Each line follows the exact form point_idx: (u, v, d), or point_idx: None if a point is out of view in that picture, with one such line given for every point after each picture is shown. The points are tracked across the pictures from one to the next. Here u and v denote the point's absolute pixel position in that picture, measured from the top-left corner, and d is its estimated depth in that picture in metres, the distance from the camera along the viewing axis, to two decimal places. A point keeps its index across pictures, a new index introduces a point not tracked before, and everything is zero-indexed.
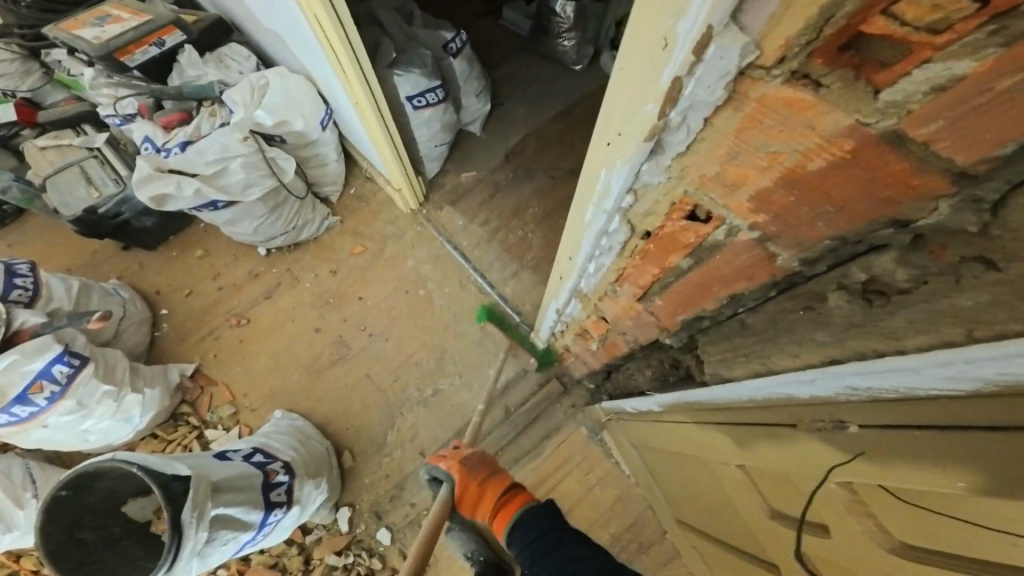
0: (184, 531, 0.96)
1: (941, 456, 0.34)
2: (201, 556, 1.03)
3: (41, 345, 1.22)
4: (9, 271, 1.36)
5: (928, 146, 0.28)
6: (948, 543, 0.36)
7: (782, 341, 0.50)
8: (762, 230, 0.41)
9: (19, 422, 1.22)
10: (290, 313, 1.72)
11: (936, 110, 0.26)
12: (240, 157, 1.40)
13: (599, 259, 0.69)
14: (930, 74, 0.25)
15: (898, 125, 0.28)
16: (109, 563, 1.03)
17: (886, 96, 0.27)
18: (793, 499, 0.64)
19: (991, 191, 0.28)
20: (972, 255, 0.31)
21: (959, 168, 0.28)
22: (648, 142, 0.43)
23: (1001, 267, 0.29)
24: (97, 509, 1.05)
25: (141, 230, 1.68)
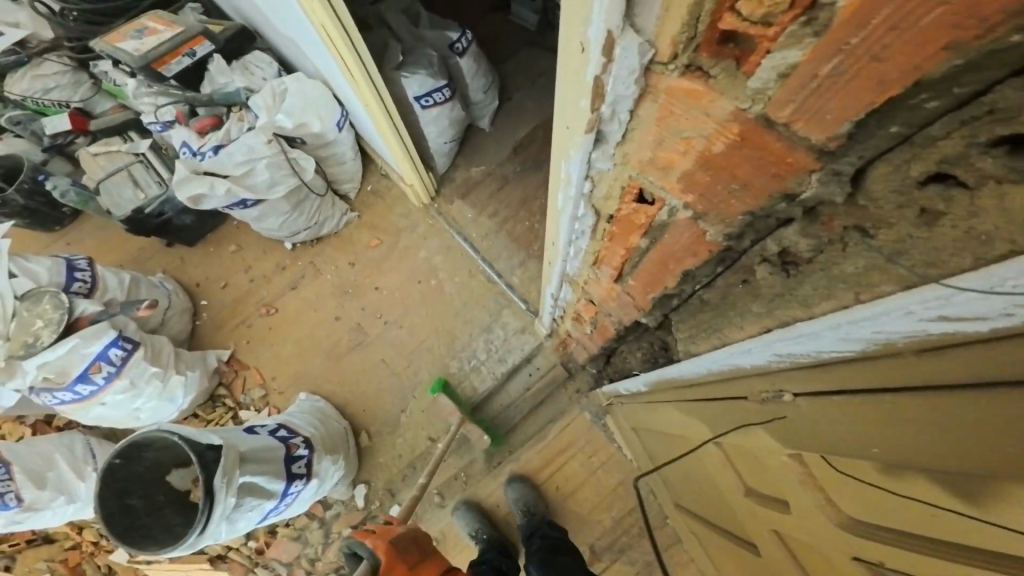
0: (215, 495, 1.09)
1: (853, 412, 0.37)
2: (229, 521, 1.15)
3: (98, 330, 1.38)
4: (70, 265, 1.54)
5: (790, 125, 0.32)
6: (878, 505, 0.38)
7: (730, 315, 0.53)
8: (694, 210, 0.45)
9: (81, 400, 1.39)
10: (312, 303, 1.84)
11: (787, 93, 0.30)
12: (264, 158, 1.51)
13: (576, 243, 0.72)
14: (773, 63, 0.29)
15: (765, 110, 0.32)
16: (153, 529, 1.18)
17: (754, 84, 0.31)
18: (763, 476, 0.66)
19: (848, 165, 0.33)
20: (852, 225, 0.36)
21: (818, 145, 0.32)
22: (591, 133, 0.46)
23: (871, 235, 0.35)
24: (143, 477, 1.20)
25: (181, 228, 1.84)
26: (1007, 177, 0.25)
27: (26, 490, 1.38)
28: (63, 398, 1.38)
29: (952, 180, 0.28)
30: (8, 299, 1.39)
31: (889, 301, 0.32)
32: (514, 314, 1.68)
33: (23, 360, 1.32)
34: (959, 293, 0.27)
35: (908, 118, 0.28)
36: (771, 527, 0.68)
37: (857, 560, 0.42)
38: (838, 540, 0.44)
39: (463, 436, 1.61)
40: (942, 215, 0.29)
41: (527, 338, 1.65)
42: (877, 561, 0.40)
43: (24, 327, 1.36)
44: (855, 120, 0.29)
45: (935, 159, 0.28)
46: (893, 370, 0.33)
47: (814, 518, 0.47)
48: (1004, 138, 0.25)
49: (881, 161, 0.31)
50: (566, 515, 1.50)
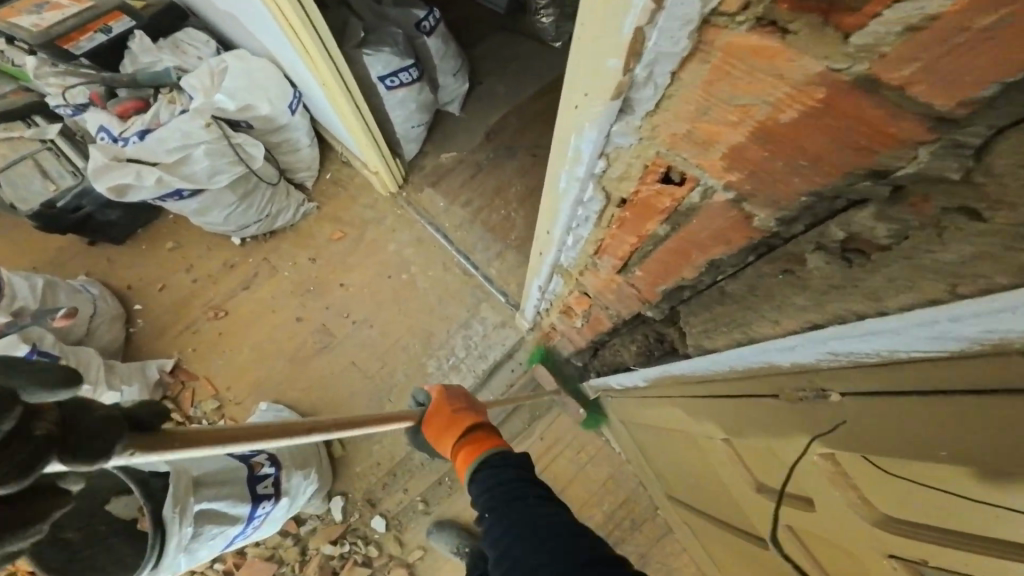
0: (169, 527, 0.95)
1: (928, 412, 0.31)
2: (188, 553, 1.03)
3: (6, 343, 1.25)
4: None
5: (904, 90, 0.26)
6: (933, 511, 0.33)
7: (761, 308, 0.48)
8: (737, 190, 0.39)
9: None
10: (270, 304, 1.67)
11: (908, 51, 0.24)
12: (202, 144, 1.32)
13: (576, 231, 0.66)
14: (902, 14, 0.23)
15: (869, 72, 0.26)
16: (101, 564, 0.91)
17: (857, 40, 0.26)
18: (784, 476, 0.62)
19: (971, 136, 0.25)
20: (955, 206, 0.28)
21: (939, 110, 0.25)
22: (615, 101, 0.40)
23: (985, 219, 0.27)
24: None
25: (107, 224, 1.61)
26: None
27: None
28: None
29: None
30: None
31: (1010, 294, 0.25)
32: (493, 309, 1.60)
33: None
34: None
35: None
36: (785, 524, 0.65)
37: (893, 557, 0.39)
38: (871, 544, 0.41)
39: None
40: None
41: (508, 333, 1.58)
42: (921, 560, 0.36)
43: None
44: (1006, 84, 0.22)
45: None
46: (1000, 370, 0.26)
47: (840, 513, 0.44)
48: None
49: (1018, 131, 0.24)
50: None
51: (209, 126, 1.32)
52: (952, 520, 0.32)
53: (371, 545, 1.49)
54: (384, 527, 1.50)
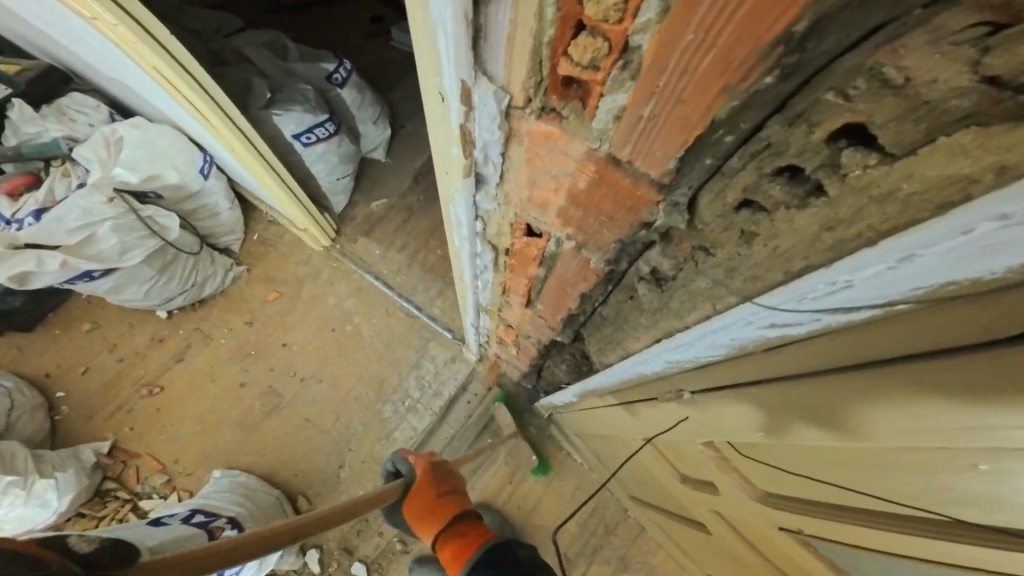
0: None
1: (747, 411, 0.43)
2: None
3: None
4: None
5: (632, 163, 0.37)
6: (788, 483, 0.47)
7: (627, 329, 0.57)
8: (576, 240, 0.48)
9: None
10: (209, 371, 1.60)
11: (624, 135, 0.35)
12: (107, 220, 1.28)
13: (482, 277, 0.73)
14: (608, 105, 0.33)
15: (610, 149, 0.37)
16: None
17: (597, 124, 0.36)
18: (691, 465, 0.72)
19: (682, 196, 0.38)
20: (697, 246, 0.41)
21: (656, 179, 0.37)
22: (469, 176, 0.50)
23: (711, 252, 0.40)
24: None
25: (9, 312, 1.49)
26: (790, 205, 0.31)
27: None
28: None
29: (753, 207, 0.34)
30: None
31: (735, 310, 0.38)
32: (441, 345, 1.64)
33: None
34: (788, 294, 0.32)
35: (715, 152, 0.33)
36: (711, 508, 0.75)
37: (784, 528, 0.52)
38: (761, 510, 0.55)
39: None
40: (756, 234, 0.34)
41: (459, 366, 1.62)
42: (796, 527, 0.49)
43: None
44: (679, 158, 0.34)
45: (742, 188, 0.34)
46: (763, 372, 0.39)
47: (738, 493, 0.58)
48: (784, 168, 0.30)
49: (703, 191, 0.37)
50: (532, 532, 1.51)
51: (113, 202, 1.29)
52: (790, 482, 0.46)
53: None
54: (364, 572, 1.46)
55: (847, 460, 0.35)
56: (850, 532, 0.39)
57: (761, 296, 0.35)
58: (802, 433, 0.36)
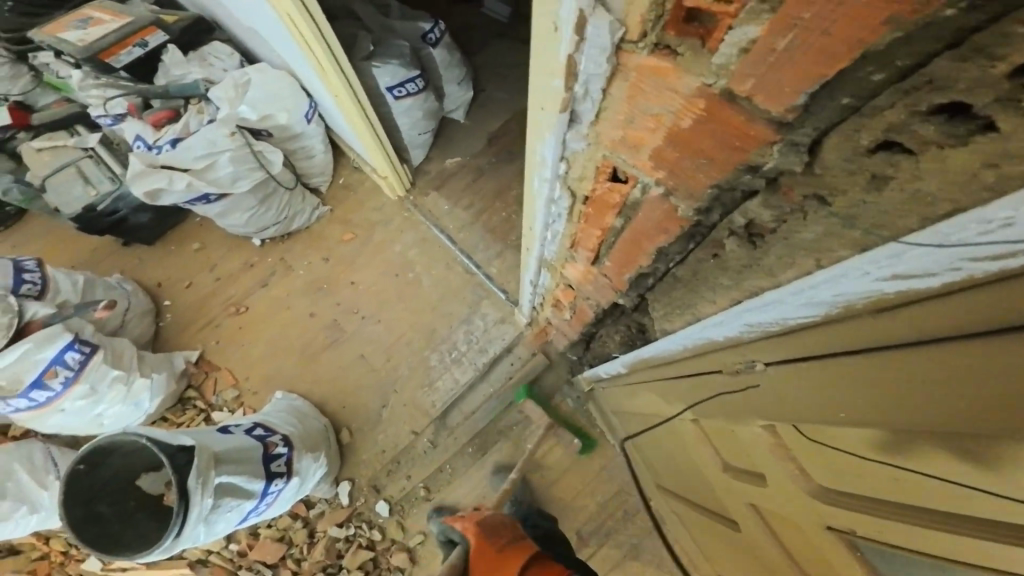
0: (191, 497, 1.05)
1: (834, 379, 0.39)
2: (207, 523, 1.11)
3: (51, 334, 1.29)
4: (17, 266, 1.42)
5: (750, 98, 0.36)
6: (849, 477, 0.42)
7: (704, 291, 0.55)
8: (665, 185, 0.49)
9: (37, 407, 1.30)
10: (285, 299, 1.75)
11: (747, 68, 0.34)
12: (226, 152, 1.43)
13: (552, 227, 0.75)
14: (736, 38, 0.33)
15: (727, 85, 0.36)
16: (123, 535, 1.18)
17: (719, 59, 0.35)
18: (741, 454, 0.68)
19: (804, 135, 0.36)
20: (811, 195, 0.39)
21: (777, 116, 0.35)
22: (564, 113, 0.50)
23: (828, 203, 0.38)
24: (110, 487, 1.22)
25: (138, 227, 1.72)
26: (947, 143, 0.28)
27: None
28: (17, 406, 1.28)
29: (899, 149, 0.31)
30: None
31: (843, 263, 0.37)
32: (492, 304, 1.67)
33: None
34: (921, 249, 0.30)
35: (856, 91, 0.31)
36: (748, 500, 0.71)
37: (829, 528, 0.47)
38: (809, 506, 0.49)
39: (445, 427, 1.62)
40: (892, 178, 0.32)
41: (507, 328, 1.64)
42: (848, 529, 0.44)
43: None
44: (809, 94, 0.33)
45: (883, 128, 0.31)
46: (861, 337, 0.36)
47: (786, 490, 0.52)
48: (943, 105, 0.28)
49: (832, 134, 0.35)
50: (552, 503, 1.54)
51: (233, 136, 1.43)
52: (853, 476, 0.41)
53: (376, 529, 1.60)
54: (388, 511, 1.59)
55: (945, 446, 0.30)
56: (922, 539, 0.34)
57: (907, 235, 0.31)
58: (912, 404, 0.32)
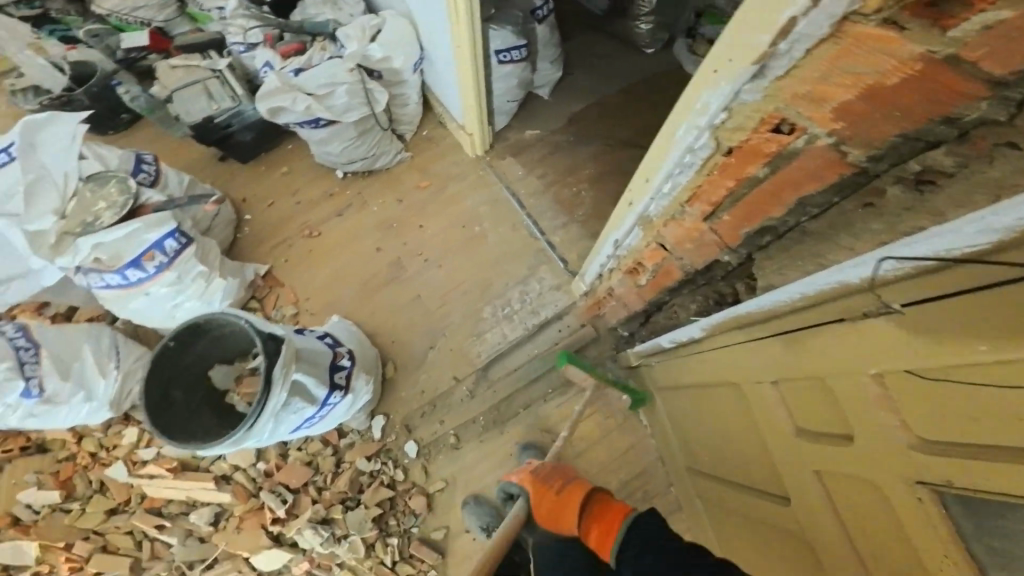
0: (273, 386, 1.12)
1: (983, 317, 0.43)
2: (276, 419, 1.17)
3: (160, 219, 1.42)
4: (138, 158, 1.54)
5: (975, 64, 0.40)
6: (966, 420, 0.47)
7: (839, 238, 0.62)
8: (838, 135, 0.54)
9: (126, 286, 1.42)
10: (355, 232, 1.84)
11: (990, 38, 0.38)
12: (344, 85, 1.58)
13: (675, 177, 0.79)
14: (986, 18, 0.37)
15: (956, 53, 0.41)
16: (189, 428, 1.18)
17: (953, 35, 0.40)
18: (829, 412, 0.69)
19: (1018, 93, 0.41)
20: (1004, 142, 0.44)
21: (996, 76, 0.40)
22: (754, 66, 0.55)
23: (1018, 147, 0.43)
24: (189, 372, 1.23)
25: (236, 143, 1.83)
26: None
27: (48, 380, 1.31)
28: (110, 283, 1.41)
29: None
30: (72, 177, 1.44)
31: None
32: (551, 271, 1.72)
33: (78, 237, 1.37)
34: None
35: None
36: (817, 465, 0.72)
37: (920, 482, 0.53)
38: (905, 459, 0.55)
39: (484, 379, 1.64)
40: None
41: (561, 295, 1.70)
42: (943, 480, 0.50)
43: (85, 206, 1.41)
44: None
45: None
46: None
47: (884, 437, 0.57)
48: None
49: None
50: (575, 470, 1.57)
51: (351, 71, 1.58)
52: (984, 419, 0.45)
53: (400, 469, 1.57)
54: (416, 454, 1.58)
55: None
56: None
57: None
58: None
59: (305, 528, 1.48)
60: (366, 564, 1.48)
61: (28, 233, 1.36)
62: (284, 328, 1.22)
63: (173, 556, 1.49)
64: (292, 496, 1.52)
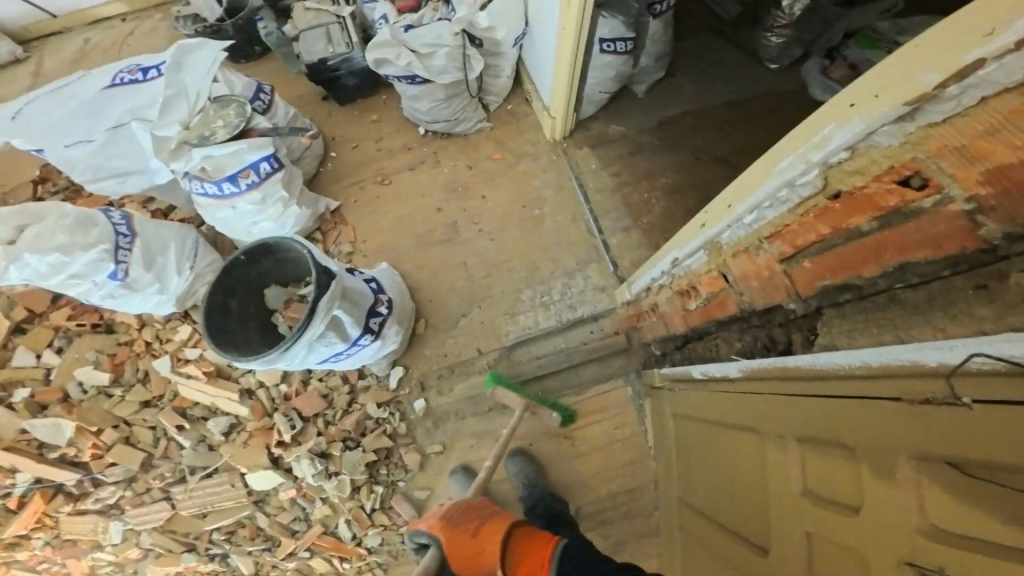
0: (314, 318, 1.16)
1: None
2: (308, 348, 1.22)
3: (262, 144, 1.52)
4: (257, 87, 1.67)
5: None
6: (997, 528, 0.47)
7: (932, 315, 0.56)
8: (978, 203, 0.50)
9: (219, 198, 1.56)
10: (423, 186, 1.90)
11: None
12: (446, 47, 1.61)
13: (762, 210, 0.82)
14: None
15: None
16: (235, 337, 1.24)
17: None
18: (840, 483, 0.69)
19: None
20: None
21: None
22: (907, 106, 0.57)
23: None
24: (249, 285, 1.30)
25: (340, 84, 1.93)
26: None
27: (133, 268, 1.43)
28: (207, 192, 1.55)
29: None
30: (202, 96, 1.56)
31: None
32: (599, 271, 1.72)
33: (193, 147, 1.50)
34: None
35: None
36: (805, 526, 0.74)
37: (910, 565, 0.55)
38: (907, 544, 0.56)
39: (506, 358, 1.68)
40: None
41: (603, 297, 1.69)
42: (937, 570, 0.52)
43: (207, 122, 1.54)
44: None
45: None
46: None
47: (892, 518, 0.58)
48: None
49: None
50: (570, 470, 1.60)
51: (455, 36, 1.60)
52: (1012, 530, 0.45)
53: (404, 423, 1.65)
54: (422, 411, 1.66)
55: None
56: None
57: None
58: None
59: (303, 457, 1.59)
60: (347, 504, 1.59)
61: (156, 137, 1.51)
62: (339, 266, 1.27)
63: (180, 459, 1.65)
64: (301, 424, 1.63)
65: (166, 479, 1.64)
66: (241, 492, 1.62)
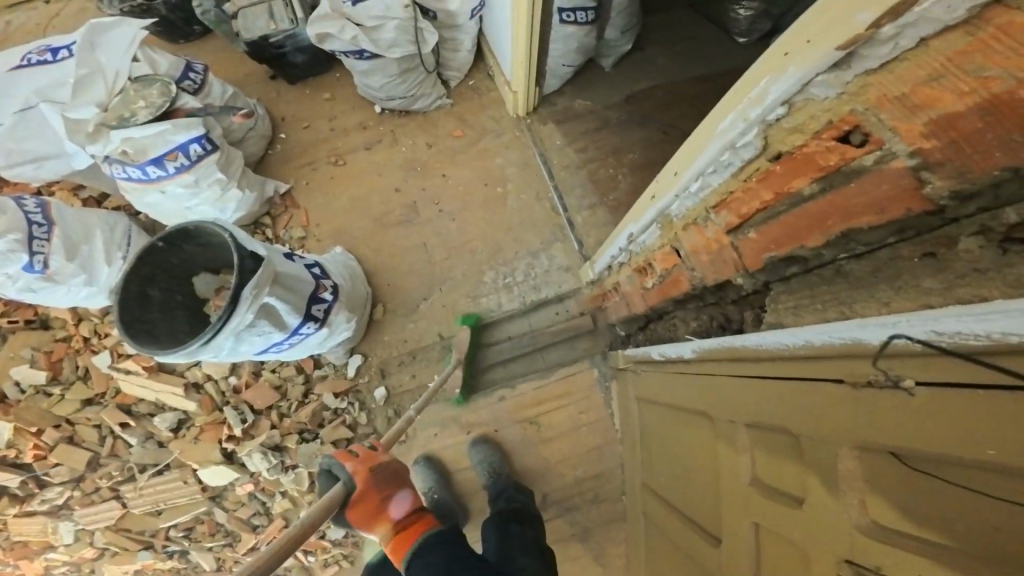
0: (238, 306, 1.07)
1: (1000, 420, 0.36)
2: (236, 339, 1.13)
3: (189, 123, 1.40)
4: (188, 65, 1.53)
5: None
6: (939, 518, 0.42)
7: (877, 288, 0.51)
8: (924, 158, 0.43)
9: (145, 181, 1.42)
10: (379, 165, 1.78)
11: None
12: (396, 20, 1.49)
13: (707, 177, 0.74)
14: None
15: None
16: (155, 328, 1.16)
17: None
18: (785, 470, 0.64)
19: None
20: None
21: None
22: (841, 51, 0.47)
23: None
24: (173, 272, 1.20)
25: (289, 64, 1.80)
26: None
27: (53, 258, 1.31)
28: (130, 175, 1.41)
29: None
30: (122, 77, 1.42)
31: None
32: (565, 251, 1.64)
33: (112, 130, 1.36)
34: None
35: None
36: (754, 518, 0.69)
37: (850, 562, 0.50)
38: (846, 538, 0.51)
39: (469, 346, 1.62)
40: None
41: (568, 278, 1.62)
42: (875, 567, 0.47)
43: (127, 103, 1.39)
44: None
45: None
46: None
47: (833, 511, 0.53)
48: None
49: None
50: (535, 457, 1.56)
51: (406, 7, 1.49)
52: (953, 519, 0.41)
53: (364, 413, 1.58)
54: (382, 400, 1.59)
55: None
56: None
57: None
58: None
59: (254, 452, 1.52)
60: (306, 497, 1.54)
61: (70, 120, 1.37)
62: (268, 249, 1.18)
63: (128, 456, 1.56)
64: (253, 417, 1.56)
65: (114, 478, 1.56)
66: (194, 488, 1.55)
